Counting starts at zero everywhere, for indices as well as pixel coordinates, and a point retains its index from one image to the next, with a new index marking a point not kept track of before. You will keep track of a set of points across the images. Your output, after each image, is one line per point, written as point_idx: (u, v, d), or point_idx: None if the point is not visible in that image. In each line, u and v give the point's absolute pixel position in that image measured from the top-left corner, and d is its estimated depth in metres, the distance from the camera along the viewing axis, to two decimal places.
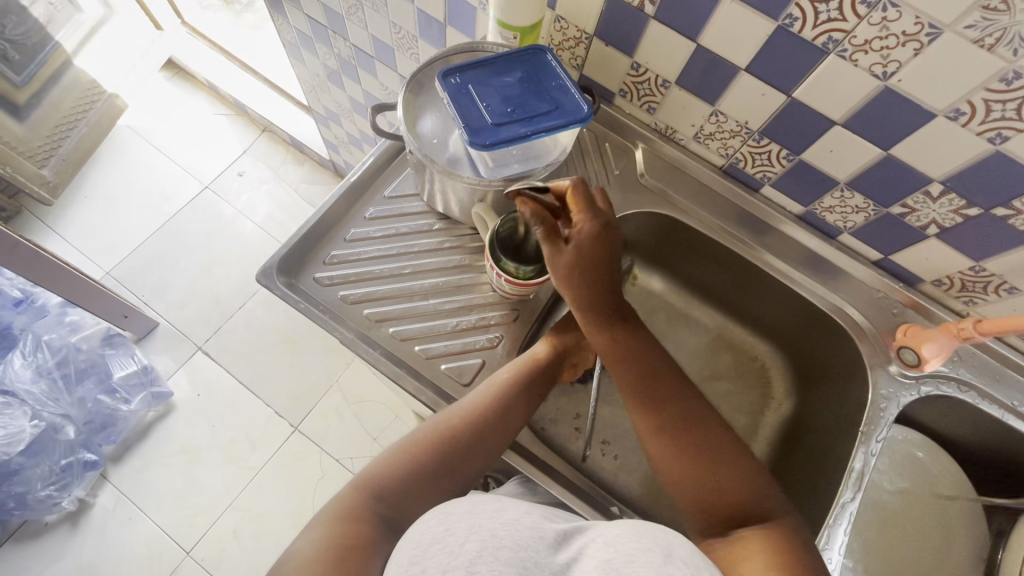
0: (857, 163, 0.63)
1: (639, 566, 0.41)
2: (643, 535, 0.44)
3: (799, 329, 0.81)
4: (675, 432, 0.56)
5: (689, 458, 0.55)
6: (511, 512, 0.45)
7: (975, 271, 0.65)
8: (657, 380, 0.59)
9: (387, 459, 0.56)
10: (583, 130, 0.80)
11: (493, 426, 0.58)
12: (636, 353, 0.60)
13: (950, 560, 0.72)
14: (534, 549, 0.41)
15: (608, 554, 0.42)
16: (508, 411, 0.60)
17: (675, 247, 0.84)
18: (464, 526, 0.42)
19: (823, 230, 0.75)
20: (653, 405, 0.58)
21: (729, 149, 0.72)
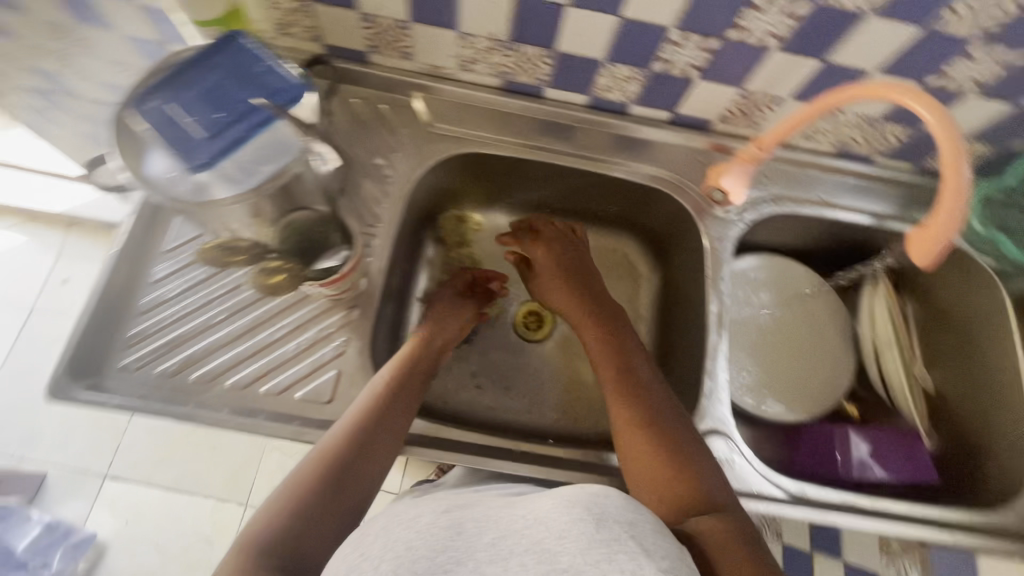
0: (605, 37, 0.63)
1: (568, 545, 0.39)
2: (574, 506, 0.43)
3: (636, 208, 0.84)
4: (643, 425, 0.59)
5: (659, 455, 0.56)
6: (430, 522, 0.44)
7: (744, 96, 0.69)
8: (641, 386, 0.63)
9: (276, 499, 0.53)
10: (352, 100, 0.74)
11: (370, 428, 0.57)
12: (626, 368, 0.65)
13: (824, 350, 0.81)
14: (455, 551, 0.41)
15: (534, 534, 0.42)
16: (390, 412, 0.59)
17: (498, 178, 0.83)
18: (377, 546, 0.43)
19: (613, 109, 0.76)
20: (639, 423, 0.59)
21: (495, 67, 0.71)
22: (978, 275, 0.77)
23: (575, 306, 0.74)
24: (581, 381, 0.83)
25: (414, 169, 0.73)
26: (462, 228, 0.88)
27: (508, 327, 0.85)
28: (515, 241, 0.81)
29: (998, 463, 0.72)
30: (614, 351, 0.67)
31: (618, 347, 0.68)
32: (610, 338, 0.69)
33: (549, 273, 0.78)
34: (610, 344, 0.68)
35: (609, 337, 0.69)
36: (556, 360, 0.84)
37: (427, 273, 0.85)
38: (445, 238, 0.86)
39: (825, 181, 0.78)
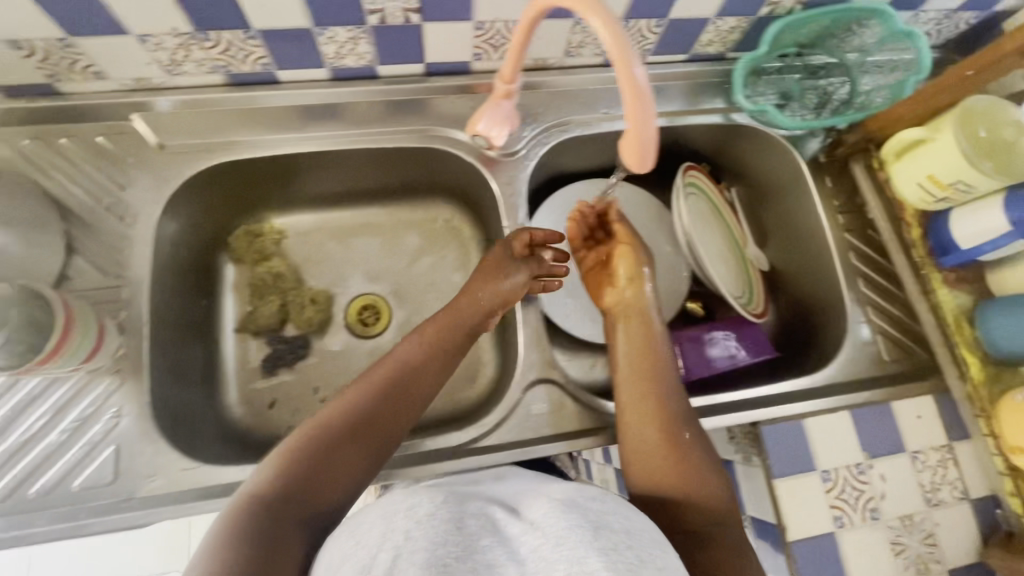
0: (294, 2, 0.55)
1: (565, 554, 0.32)
2: (574, 510, 0.36)
3: (433, 172, 0.80)
4: (673, 438, 0.55)
5: (671, 444, 0.55)
6: (430, 503, 0.36)
7: (481, 28, 0.63)
8: (678, 412, 0.57)
9: (258, 497, 0.44)
10: (60, 141, 0.64)
11: (351, 442, 0.48)
12: (656, 376, 0.60)
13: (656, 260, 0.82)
14: (455, 542, 0.33)
15: (530, 541, 0.34)
16: (379, 424, 0.50)
17: (276, 181, 0.76)
18: (377, 534, 0.35)
19: (363, 75, 0.69)
20: (663, 434, 0.55)
21: (205, 63, 0.62)
22: (771, 143, 0.79)
23: (618, 307, 0.68)
24: None
25: (153, 199, 0.66)
26: (257, 242, 0.79)
27: (342, 329, 0.81)
28: (580, 233, 0.74)
29: (823, 320, 0.76)
30: (642, 363, 0.61)
31: (660, 380, 0.60)
32: (648, 362, 0.61)
33: (628, 250, 0.70)
34: (627, 343, 0.63)
35: (639, 341, 0.63)
36: None
37: (234, 297, 0.78)
38: (244, 259, 0.79)
39: (608, 95, 0.75)
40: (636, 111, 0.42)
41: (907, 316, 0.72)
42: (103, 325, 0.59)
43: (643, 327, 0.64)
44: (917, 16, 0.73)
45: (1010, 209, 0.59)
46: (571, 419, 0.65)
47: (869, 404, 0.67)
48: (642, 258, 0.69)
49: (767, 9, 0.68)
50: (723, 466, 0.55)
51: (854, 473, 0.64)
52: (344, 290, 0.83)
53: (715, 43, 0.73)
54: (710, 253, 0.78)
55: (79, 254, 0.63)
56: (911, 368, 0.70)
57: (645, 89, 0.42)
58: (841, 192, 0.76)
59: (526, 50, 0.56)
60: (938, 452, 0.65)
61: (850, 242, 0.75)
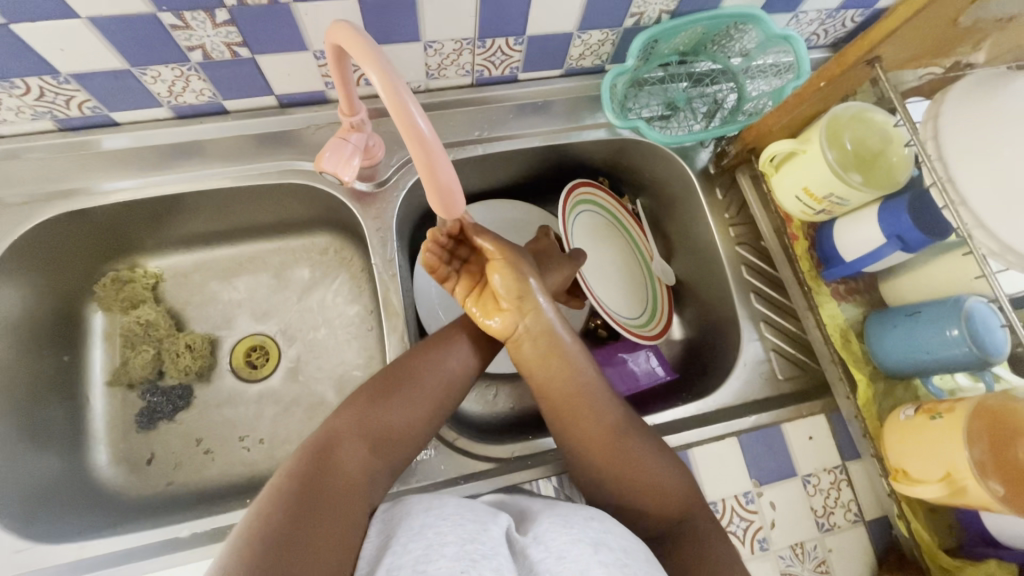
0: (98, 44, 0.51)
1: (574, 557, 0.39)
2: (574, 526, 0.42)
3: (309, 204, 0.75)
4: (627, 458, 0.53)
5: (626, 463, 0.53)
6: (455, 508, 0.43)
7: (323, 57, 0.59)
8: (624, 426, 0.54)
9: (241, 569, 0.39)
10: None
11: (330, 486, 0.46)
12: (587, 404, 0.54)
13: None
14: (481, 541, 0.40)
15: (548, 544, 0.41)
16: (352, 465, 0.49)
17: (137, 225, 0.72)
18: (410, 530, 0.41)
19: (211, 111, 0.66)
20: (615, 459, 0.53)
21: (24, 111, 0.58)
22: (664, 162, 0.75)
23: (524, 336, 0.56)
24: (319, 405, 0.75)
25: None
26: (126, 289, 0.74)
27: (225, 375, 0.76)
28: (441, 260, 0.59)
29: (720, 340, 0.73)
30: (567, 390, 0.55)
31: (596, 402, 0.54)
32: (579, 394, 0.54)
33: (505, 267, 0.57)
34: (557, 372, 0.55)
35: (557, 371, 0.55)
36: (287, 392, 0.76)
37: (104, 347, 0.73)
38: (113, 307, 0.74)
39: (482, 116, 0.73)
40: (427, 162, 0.39)
41: (801, 332, 0.69)
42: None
43: (552, 345, 0.56)
44: (798, 17, 0.70)
45: (883, 221, 0.57)
46: (441, 468, 0.62)
47: (759, 427, 0.64)
48: (517, 286, 0.57)
49: (632, 20, 0.64)
50: (678, 458, 0.56)
51: (742, 503, 0.60)
52: (228, 333, 0.78)
53: (589, 56, 0.70)
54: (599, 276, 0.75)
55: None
56: (806, 386, 0.67)
57: (431, 140, 0.38)
58: (731, 204, 0.74)
59: (354, 83, 0.52)
60: (830, 474, 0.63)
61: (742, 256, 0.72)
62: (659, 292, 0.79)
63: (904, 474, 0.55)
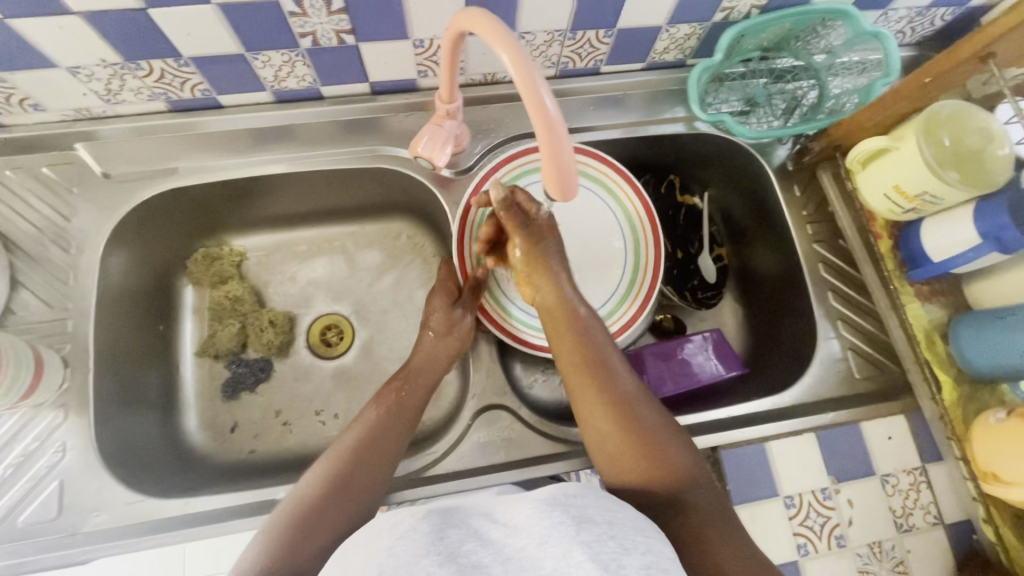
0: (221, 30, 0.54)
1: (549, 550, 0.32)
2: (556, 507, 0.36)
3: (388, 189, 0.78)
4: (638, 434, 0.50)
5: (625, 428, 0.50)
6: (410, 518, 0.35)
7: (421, 46, 0.62)
8: (641, 404, 0.52)
9: (298, 497, 0.51)
10: (6, 174, 0.65)
11: (372, 442, 0.56)
12: (602, 375, 0.54)
13: None
14: (435, 549, 0.32)
15: (516, 542, 0.33)
16: (392, 426, 0.58)
17: (229, 205, 0.75)
18: (360, 557, 0.34)
19: (307, 96, 0.69)
20: (628, 432, 0.50)
21: (142, 91, 0.62)
22: (744, 159, 0.76)
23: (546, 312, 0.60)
24: None
25: (97, 229, 0.66)
26: (215, 265, 0.77)
27: (303, 351, 0.79)
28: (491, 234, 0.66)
29: (793, 336, 0.73)
30: (583, 362, 0.55)
31: (613, 377, 0.54)
32: (598, 364, 0.54)
33: (527, 238, 0.62)
34: (572, 340, 0.56)
35: (575, 340, 0.56)
36: (361, 370, 0.79)
37: (193, 320, 0.77)
38: (202, 282, 0.77)
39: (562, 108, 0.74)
40: (549, 144, 0.40)
41: (880, 332, 0.69)
42: (41, 351, 0.58)
43: (569, 316, 0.58)
44: (887, 15, 0.69)
45: (977, 220, 0.56)
46: (523, 447, 0.64)
47: (837, 424, 0.64)
48: (534, 257, 0.61)
49: (721, 14, 0.65)
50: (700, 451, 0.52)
51: (819, 499, 0.61)
52: (305, 311, 0.81)
53: (672, 50, 0.70)
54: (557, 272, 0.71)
55: (25, 287, 0.64)
56: (884, 386, 0.67)
57: (558, 123, 0.40)
58: (809, 202, 0.74)
59: (459, 71, 0.54)
60: (910, 475, 0.62)
61: (819, 253, 0.72)
62: (627, 289, 0.71)
63: (995, 477, 0.54)
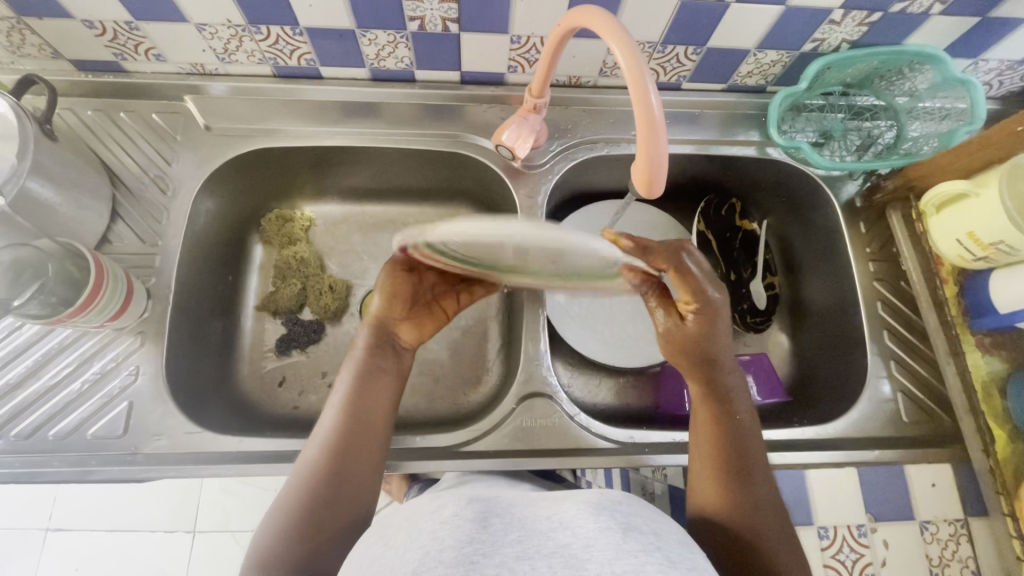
0: (340, 5, 0.58)
1: (596, 553, 0.33)
2: (603, 512, 0.37)
3: (459, 176, 0.81)
4: (734, 483, 0.53)
5: (733, 482, 0.53)
6: (454, 506, 0.38)
7: (517, 42, 0.65)
8: (749, 456, 0.54)
9: (292, 508, 0.52)
10: (120, 115, 0.70)
11: (351, 440, 0.55)
12: (727, 420, 0.55)
13: None
14: (480, 540, 0.34)
15: (562, 537, 0.35)
16: (366, 417, 0.57)
17: (306, 170, 0.79)
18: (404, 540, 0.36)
19: (401, 78, 0.72)
20: (725, 476, 0.53)
21: (254, 55, 0.67)
22: (812, 189, 0.77)
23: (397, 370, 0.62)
24: (435, 361, 0.80)
25: (191, 177, 0.71)
26: (287, 226, 0.81)
27: (354, 319, 0.82)
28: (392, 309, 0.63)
29: (841, 370, 0.73)
30: (707, 403, 0.56)
31: (735, 424, 0.55)
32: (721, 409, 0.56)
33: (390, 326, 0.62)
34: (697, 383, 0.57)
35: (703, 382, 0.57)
36: None
37: (258, 276, 0.81)
38: (272, 241, 0.81)
39: None
40: (648, 138, 0.42)
41: (935, 378, 0.68)
42: (132, 281, 0.62)
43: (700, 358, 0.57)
44: (977, 64, 0.70)
45: None
46: (560, 438, 0.65)
47: (879, 464, 0.63)
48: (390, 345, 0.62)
49: (811, 45, 0.66)
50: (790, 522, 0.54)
51: (853, 534, 0.62)
52: (362, 282, 0.84)
53: (755, 75, 0.72)
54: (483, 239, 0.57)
55: (122, 220, 0.69)
56: (932, 434, 0.66)
57: (658, 119, 0.41)
58: (874, 239, 0.74)
59: (558, 67, 0.56)
60: (950, 526, 0.62)
61: (879, 292, 0.72)
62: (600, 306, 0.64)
63: None
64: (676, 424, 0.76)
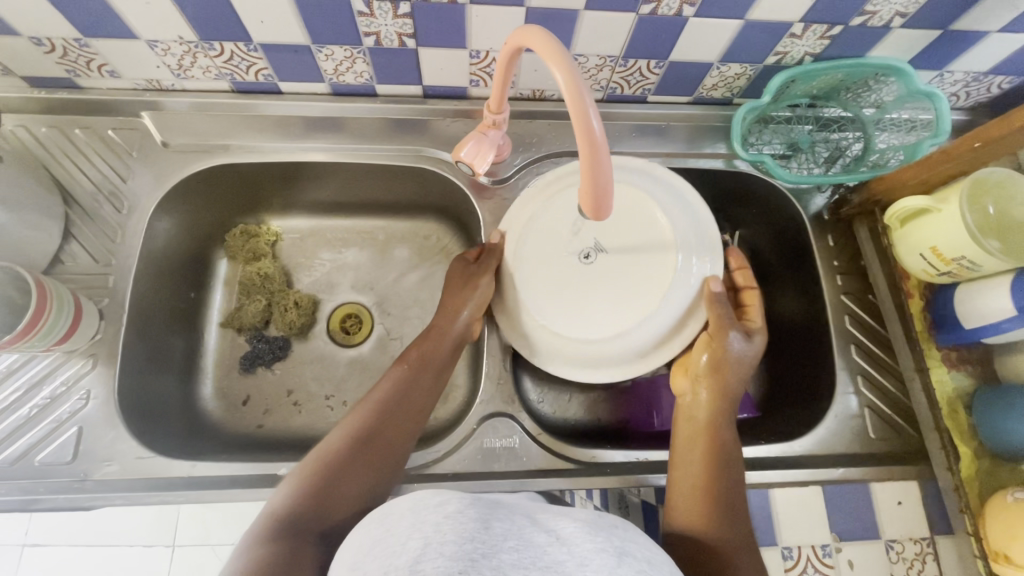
0: (293, 20, 0.57)
1: (591, 572, 0.32)
2: (599, 533, 0.35)
3: (425, 189, 0.80)
4: (714, 501, 0.54)
5: (712, 501, 0.54)
6: (458, 501, 0.35)
7: (476, 57, 0.64)
8: (732, 482, 0.55)
9: (321, 459, 0.53)
10: (74, 132, 0.69)
11: (396, 410, 0.58)
12: (719, 443, 0.57)
13: None
14: (482, 539, 0.32)
15: (559, 551, 0.33)
16: (414, 395, 0.60)
17: (269, 186, 0.78)
18: (405, 524, 0.33)
19: (363, 92, 0.71)
20: (706, 492, 0.54)
21: (210, 70, 0.65)
22: (780, 202, 0.76)
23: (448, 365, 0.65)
24: None
25: (147, 193, 0.69)
26: (252, 242, 0.79)
27: (321, 334, 0.81)
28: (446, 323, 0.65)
29: (811, 385, 0.72)
30: (704, 426, 0.59)
31: (724, 451, 0.57)
32: (716, 435, 0.58)
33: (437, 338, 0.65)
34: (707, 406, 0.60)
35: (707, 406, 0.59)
36: (373, 361, 0.80)
37: (223, 292, 0.80)
38: (237, 257, 0.80)
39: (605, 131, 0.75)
40: (590, 163, 0.41)
41: (899, 392, 0.68)
42: (79, 298, 0.61)
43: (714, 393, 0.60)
44: (942, 77, 0.69)
45: (1015, 292, 0.55)
46: (523, 458, 0.64)
47: (846, 481, 0.63)
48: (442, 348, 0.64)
49: (774, 58, 0.65)
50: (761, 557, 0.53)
51: (818, 555, 0.59)
52: (330, 297, 0.83)
53: (720, 88, 0.71)
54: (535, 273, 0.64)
55: (75, 240, 0.67)
56: (898, 451, 0.65)
57: (600, 142, 0.41)
58: (841, 252, 0.73)
59: (512, 84, 0.55)
60: (916, 544, 0.60)
61: (846, 305, 0.71)
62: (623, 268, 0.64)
63: (1006, 559, 0.53)
64: (646, 442, 0.75)
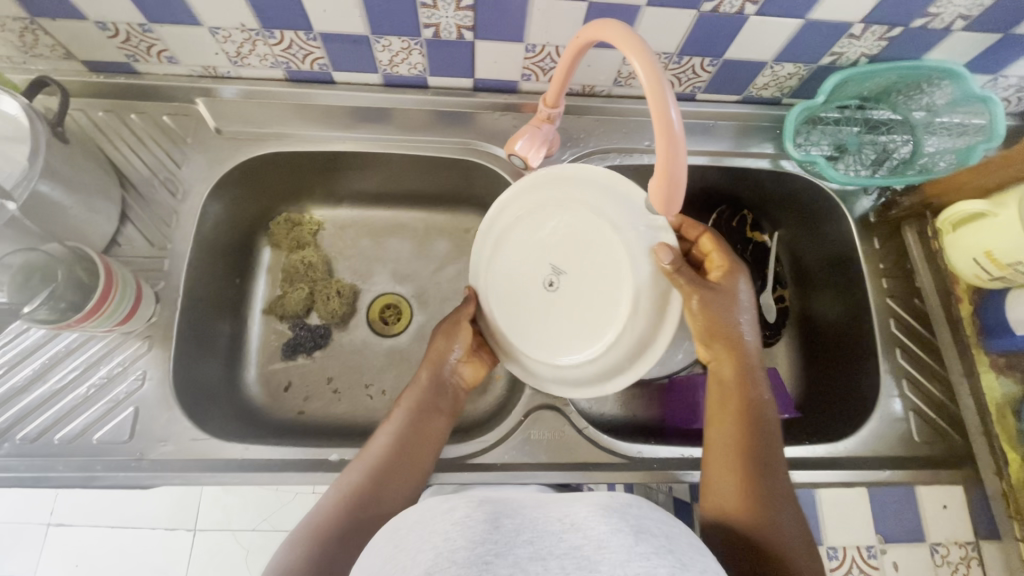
0: (355, 10, 0.58)
1: (609, 555, 0.30)
2: (615, 514, 0.34)
3: (469, 182, 0.80)
4: (747, 478, 0.52)
5: (746, 476, 0.52)
6: (466, 505, 0.34)
7: (532, 50, 0.64)
8: (766, 456, 0.54)
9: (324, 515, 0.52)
10: (130, 116, 0.70)
11: (399, 462, 0.56)
12: (750, 413, 0.55)
13: None
14: (493, 541, 0.31)
15: (574, 538, 0.32)
16: (415, 447, 0.58)
17: (314, 175, 0.78)
18: (416, 539, 0.33)
19: (414, 84, 0.72)
20: (739, 467, 0.53)
21: (267, 58, 0.66)
22: (825, 203, 0.76)
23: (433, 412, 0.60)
24: None
25: (198, 180, 0.70)
26: (296, 230, 0.81)
27: (361, 323, 0.82)
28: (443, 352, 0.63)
29: (852, 386, 0.72)
30: (732, 395, 0.56)
31: (755, 421, 0.55)
32: (746, 405, 0.56)
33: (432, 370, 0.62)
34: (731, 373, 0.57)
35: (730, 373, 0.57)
36: (413, 352, 0.81)
37: (266, 279, 0.81)
38: (281, 245, 0.81)
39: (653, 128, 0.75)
40: (667, 158, 0.42)
41: (946, 397, 0.67)
42: (141, 284, 0.62)
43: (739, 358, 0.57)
44: (997, 81, 0.69)
45: None
46: (569, 450, 0.65)
47: (889, 483, 0.63)
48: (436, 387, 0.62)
49: (829, 58, 0.65)
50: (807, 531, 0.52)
51: (863, 556, 0.59)
52: (370, 287, 0.84)
53: (771, 88, 0.71)
54: (505, 287, 0.64)
55: (131, 223, 0.68)
56: (943, 455, 0.65)
57: (678, 137, 0.41)
58: (888, 255, 0.73)
59: (572, 77, 0.55)
60: (961, 548, 0.60)
61: (891, 309, 0.71)
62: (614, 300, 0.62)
63: None
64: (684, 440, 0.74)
